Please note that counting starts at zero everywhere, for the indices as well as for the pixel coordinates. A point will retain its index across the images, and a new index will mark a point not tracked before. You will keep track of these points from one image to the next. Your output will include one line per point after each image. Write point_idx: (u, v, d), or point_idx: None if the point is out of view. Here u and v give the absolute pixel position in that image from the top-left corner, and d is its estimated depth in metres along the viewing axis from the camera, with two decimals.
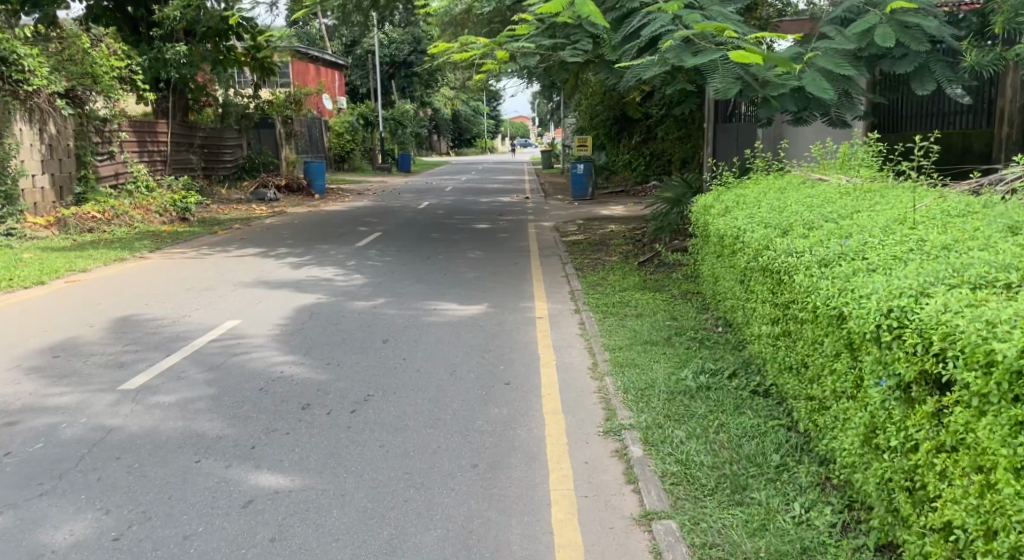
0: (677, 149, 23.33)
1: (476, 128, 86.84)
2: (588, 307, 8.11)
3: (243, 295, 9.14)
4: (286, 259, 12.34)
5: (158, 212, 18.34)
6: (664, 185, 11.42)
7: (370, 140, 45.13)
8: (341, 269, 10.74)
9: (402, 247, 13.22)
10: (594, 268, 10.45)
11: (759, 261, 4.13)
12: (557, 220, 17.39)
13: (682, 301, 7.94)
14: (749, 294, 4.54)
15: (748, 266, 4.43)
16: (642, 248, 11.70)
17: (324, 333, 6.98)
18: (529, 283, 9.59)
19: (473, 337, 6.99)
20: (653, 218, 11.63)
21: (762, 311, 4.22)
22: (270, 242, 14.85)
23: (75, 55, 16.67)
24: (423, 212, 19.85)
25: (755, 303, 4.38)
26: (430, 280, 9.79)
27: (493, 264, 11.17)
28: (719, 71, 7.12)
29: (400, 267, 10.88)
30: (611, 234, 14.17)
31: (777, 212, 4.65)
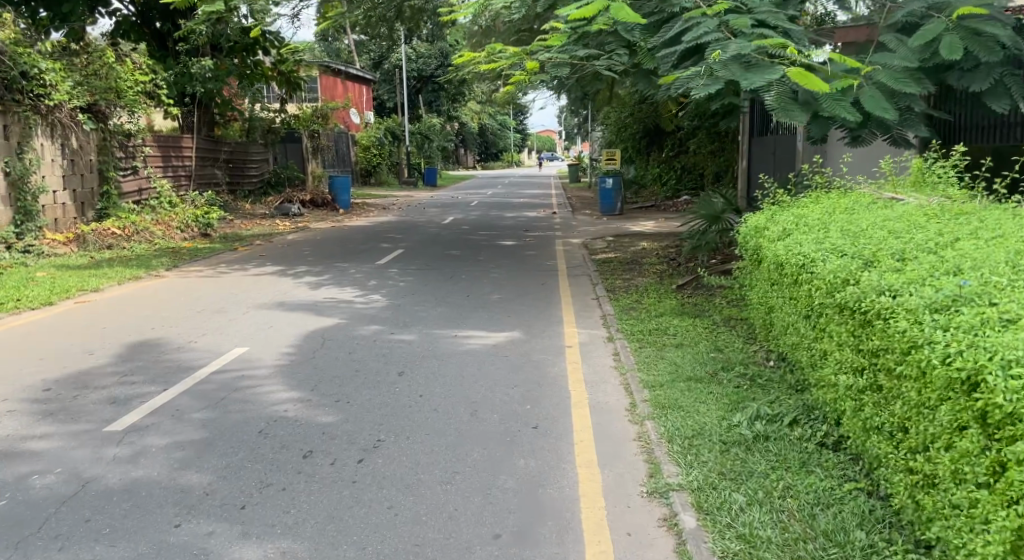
0: (710, 163, 22.69)
1: (503, 142, 86.55)
2: (622, 335, 7.45)
3: (264, 313, 8.55)
4: (305, 278, 11.80)
5: (179, 228, 17.73)
6: (701, 201, 10.76)
7: (396, 154, 44.81)
8: (359, 289, 10.18)
9: (425, 265, 12.68)
10: (627, 290, 9.80)
11: (835, 297, 3.49)
12: (586, 236, 16.74)
13: (725, 330, 7.26)
14: (818, 333, 3.90)
15: (818, 301, 3.79)
16: (677, 268, 11.03)
17: (335, 363, 6.40)
18: (558, 307, 8.97)
19: (497, 368, 6.39)
20: (689, 236, 10.96)
21: (836, 355, 3.59)
22: (290, 259, 14.35)
23: (100, 70, 16.35)
24: (448, 228, 19.30)
25: (826, 345, 3.75)
26: (453, 302, 9.21)
27: (519, 284, 10.57)
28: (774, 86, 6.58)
29: (422, 288, 10.31)
30: (643, 252, 13.52)
31: (851, 237, 4.00)
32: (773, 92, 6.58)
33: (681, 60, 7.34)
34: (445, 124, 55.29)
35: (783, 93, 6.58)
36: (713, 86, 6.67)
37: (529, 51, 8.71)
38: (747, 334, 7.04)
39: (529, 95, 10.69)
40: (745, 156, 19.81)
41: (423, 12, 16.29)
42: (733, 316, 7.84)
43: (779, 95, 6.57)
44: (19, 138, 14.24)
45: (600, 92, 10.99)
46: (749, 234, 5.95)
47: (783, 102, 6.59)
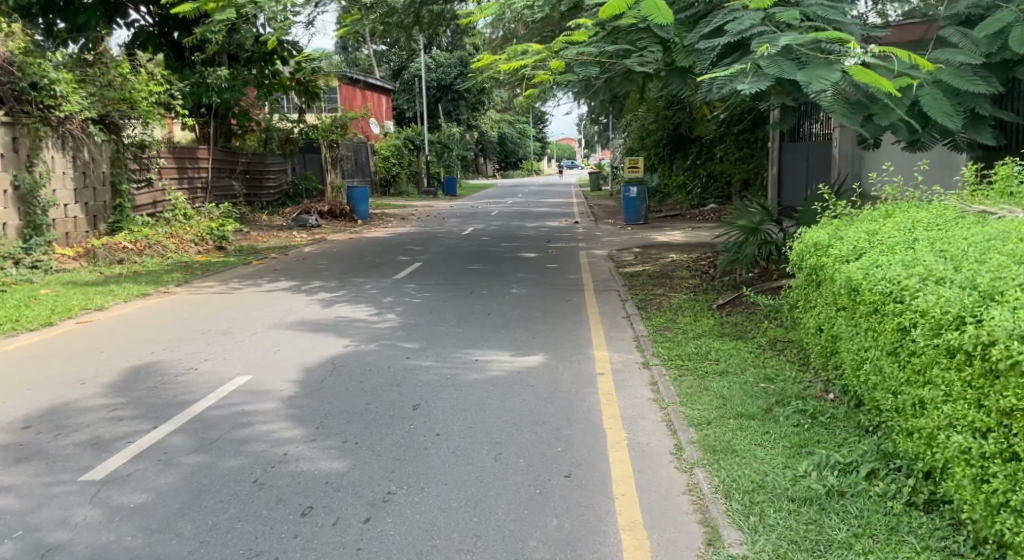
0: (738, 171, 22.04)
1: (522, 151, 86.02)
2: (658, 360, 6.81)
3: (275, 333, 7.98)
4: (318, 295, 11.25)
5: (193, 242, 17.02)
6: (737, 212, 10.12)
7: (414, 163, 44.34)
8: (375, 307, 9.61)
9: (444, 280, 12.10)
10: (660, 308, 9.15)
11: (973, 349, 2.94)
12: (612, 248, 16.08)
13: (774, 357, 6.62)
14: (918, 378, 3.29)
15: (928, 344, 3.22)
16: (713, 284, 10.34)
17: (343, 395, 5.79)
18: (587, 327, 8.36)
19: (523, 400, 5.78)
20: (725, 250, 10.29)
21: (956, 414, 3.02)
22: (305, 274, 13.80)
23: (113, 81, 15.90)
24: (468, 239, 18.71)
25: (935, 398, 3.17)
26: (474, 322, 8.59)
27: (545, 301, 9.94)
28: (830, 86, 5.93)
29: (440, 306, 9.72)
30: (672, 265, 12.86)
31: (963, 271, 3.45)
32: (828, 95, 5.89)
33: (721, 56, 6.77)
34: (464, 134, 54.82)
35: (839, 94, 5.91)
36: (760, 83, 6.03)
37: (553, 48, 8.14)
38: (798, 361, 6.40)
39: (555, 101, 10.09)
40: (775, 163, 19.56)
41: (442, 18, 15.76)
42: (782, 339, 7.18)
43: (834, 97, 5.90)
44: (29, 150, 13.80)
45: (629, 96, 10.36)
46: (809, 253, 5.35)
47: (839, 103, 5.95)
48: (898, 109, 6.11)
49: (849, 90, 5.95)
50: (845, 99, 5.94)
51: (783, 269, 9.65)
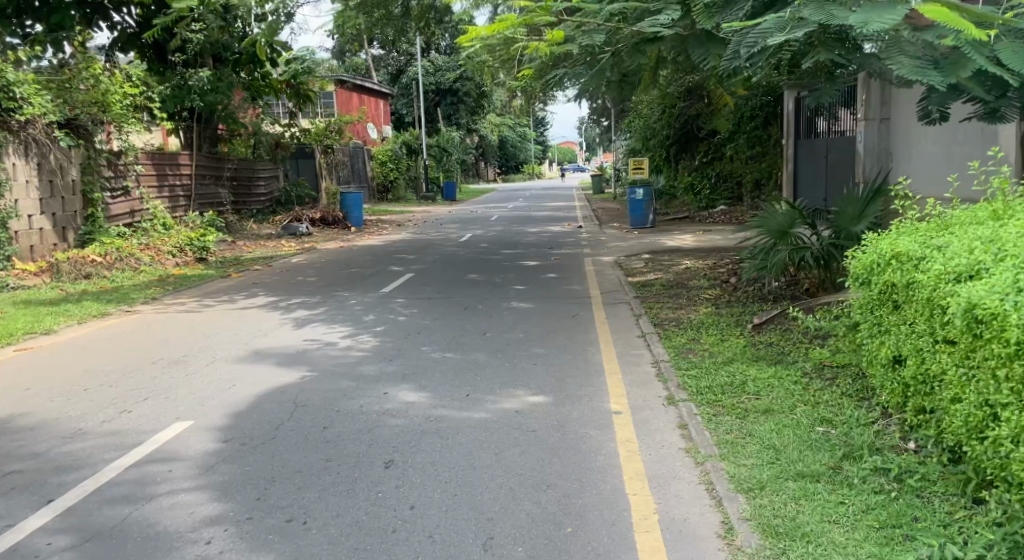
0: (749, 171, 20.96)
1: (523, 154, 84.81)
2: (686, 393, 5.71)
3: (234, 367, 6.79)
4: (295, 313, 10.12)
5: (170, 253, 15.64)
6: (764, 216, 9.02)
7: (412, 168, 43.16)
8: (355, 330, 8.47)
9: (436, 294, 11.00)
10: (682, 327, 7.98)
11: None
12: (619, 254, 14.93)
13: (827, 390, 5.54)
14: None
15: None
16: (739, 297, 9.19)
17: (298, 448, 4.69)
18: (600, 348, 7.29)
19: (524, 451, 4.68)
20: (750, 256, 9.18)
21: None
22: (286, 288, 12.63)
23: (84, 83, 14.72)
24: (466, 246, 17.58)
25: None
26: (468, 346, 7.43)
27: (549, 319, 8.79)
28: (889, 43, 5.18)
29: (429, 325, 8.58)
30: (688, 272, 11.70)
31: None
32: (889, 45, 5.18)
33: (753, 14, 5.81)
34: (463, 137, 53.66)
35: (900, 44, 5.17)
36: (801, 32, 4.99)
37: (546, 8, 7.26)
38: (859, 400, 5.27)
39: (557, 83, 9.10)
40: (790, 160, 18.51)
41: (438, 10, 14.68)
42: (829, 363, 6.12)
43: (897, 52, 5.14)
44: None
45: (639, 79, 9.27)
46: (887, 268, 4.26)
47: (903, 59, 5.11)
48: (976, 62, 5.08)
49: (913, 42, 5.17)
50: (910, 53, 5.13)
51: (823, 276, 8.58)
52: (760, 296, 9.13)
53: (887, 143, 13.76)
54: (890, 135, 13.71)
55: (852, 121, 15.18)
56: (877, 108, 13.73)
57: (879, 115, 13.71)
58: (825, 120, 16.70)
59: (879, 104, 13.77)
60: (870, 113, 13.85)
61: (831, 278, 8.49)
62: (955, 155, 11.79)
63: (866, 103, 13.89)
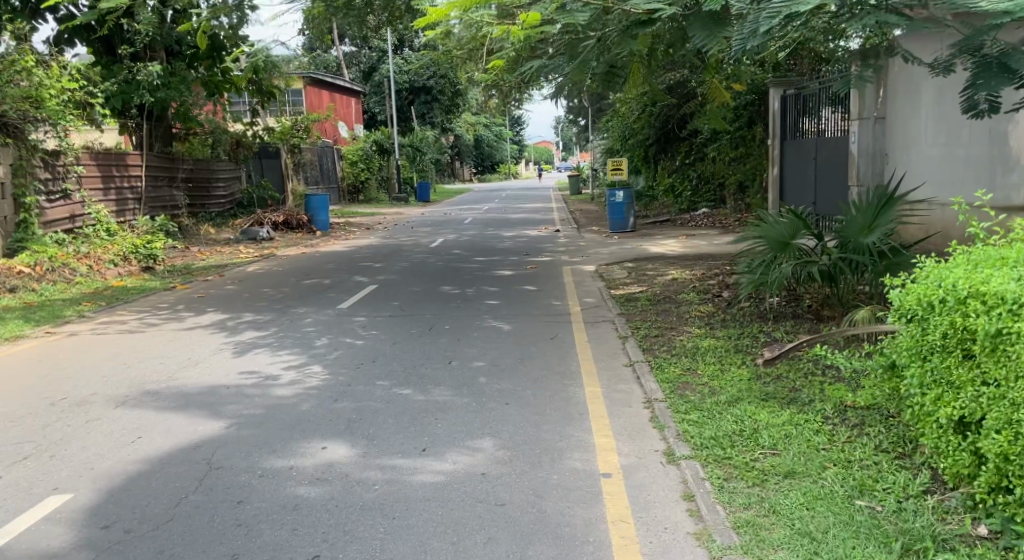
0: (732, 172, 20.16)
1: (499, 153, 83.67)
2: (689, 445, 4.77)
3: (148, 419, 5.71)
4: (237, 335, 9.06)
5: (112, 262, 14.46)
6: (765, 223, 8.10)
7: (385, 168, 41.91)
8: (302, 359, 7.41)
9: (399, 309, 10.00)
10: (675, 354, 7.02)
11: None
12: (600, 262, 13.97)
13: (854, 441, 4.65)
14: None
15: None
16: (737, 316, 8.26)
17: (201, 542, 3.70)
18: (581, 379, 6.37)
19: (490, 540, 3.70)
20: (748, 270, 8.24)
21: None
22: (235, 302, 11.52)
23: (15, 77, 13.50)
24: (437, 253, 16.52)
25: None
26: (430, 383, 6.41)
27: (524, 342, 7.79)
28: None
29: (388, 353, 7.54)
30: (674, 284, 10.79)
31: None
32: None
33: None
34: (438, 137, 52.44)
35: None
36: None
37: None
38: (899, 458, 4.35)
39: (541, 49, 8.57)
40: (776, 163, 17.64)
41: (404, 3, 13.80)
42: (848, 405, 5.25)
43: None
44: None
45: (617, 72, 8.46)
46: (992, 326, 3.34)
47: None
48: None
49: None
50: None
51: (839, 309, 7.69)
52: (760, 315, 8.21)
53: (881, 145, 12.87)
54: (884, 136, 12.79)
55: (844, 121, 14.35)
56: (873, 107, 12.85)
57: (873, 114, 12.78)
58: (815, 120, 15.82)
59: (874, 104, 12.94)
60: (864, 114, 12.92)
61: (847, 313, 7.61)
62: (959, 158, 10.93)
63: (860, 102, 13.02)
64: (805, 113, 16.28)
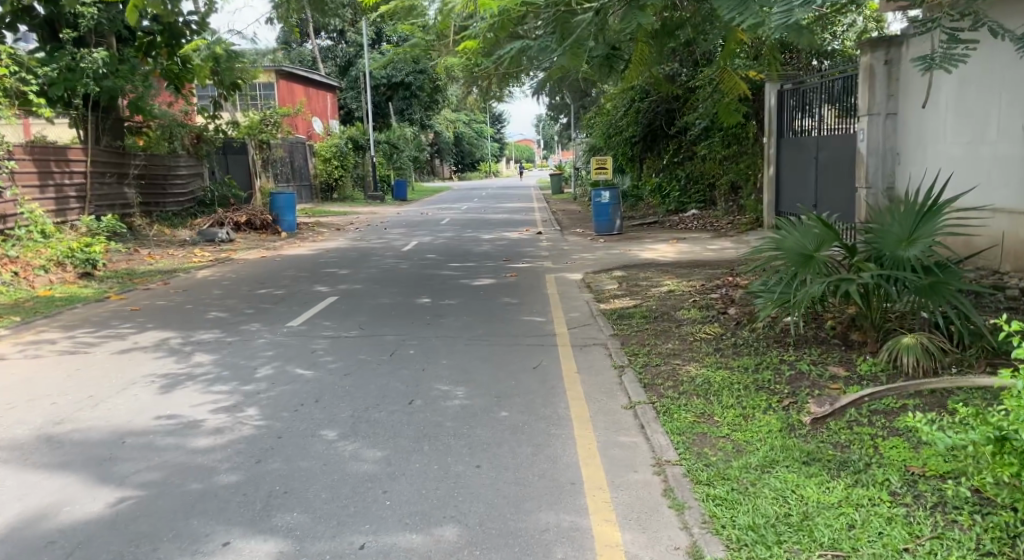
0: (722, 171, 19.04)
1: (480, 152, 82.22)
2: (723, 539, 3.61)
3: (10, 489, 4.42)
4: (163, 359, 7.79)
5: (43, 268, 13.19)
6: (786, 234, 6.96)
7: (361, 165, 40.45)
8: (235, 398, 6.11)
9: (358, 327, 8.75)
10: (683, 392, 5.82)
11: None
12: (586, 269, 12.73)
13: (941, 532, 3.51)
14: None
15: None
16: (753, 341, 7.05)
17: None
18: (570, 428, 5.15)
19: None
20: (765, 290, 7.07)
21: None
22: (175, 314, 10.24)
23: None
24: (409, 257, 15.23)
25: None
26: (383, 434, 5.13)
27: (501, 374, 6.53)
28: None
29: (340, 390, 6.24)
30: (671, 297, 9.61)
31: None
32: None
33: None
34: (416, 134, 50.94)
35: None
36: None
37: None
38: None
39: (528, 28, 7.53)
40: (772, 162, 16.51)
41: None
42: (915, 471, 4.09)
43: None
44: None
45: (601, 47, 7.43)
46: None
47: None
48: None
49: None
50: None
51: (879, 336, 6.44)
52: (779, 340, 7.00)
53: (894, 143, 11.57)
54: (897, 133, 11.52)
55: (848, 117, 13.29)
56: (884, 100, 11.53)
57: (885, 109, 11.53)
58: (814, 117, 14.72)
59: (883, 96, 11.57)
60: (874, 108, 11.62)
61: (886, 343, 6.36)
62: (985, 158, 9.49)
63: (868, 94, 11.65)
64: (802, 109, 15.21)
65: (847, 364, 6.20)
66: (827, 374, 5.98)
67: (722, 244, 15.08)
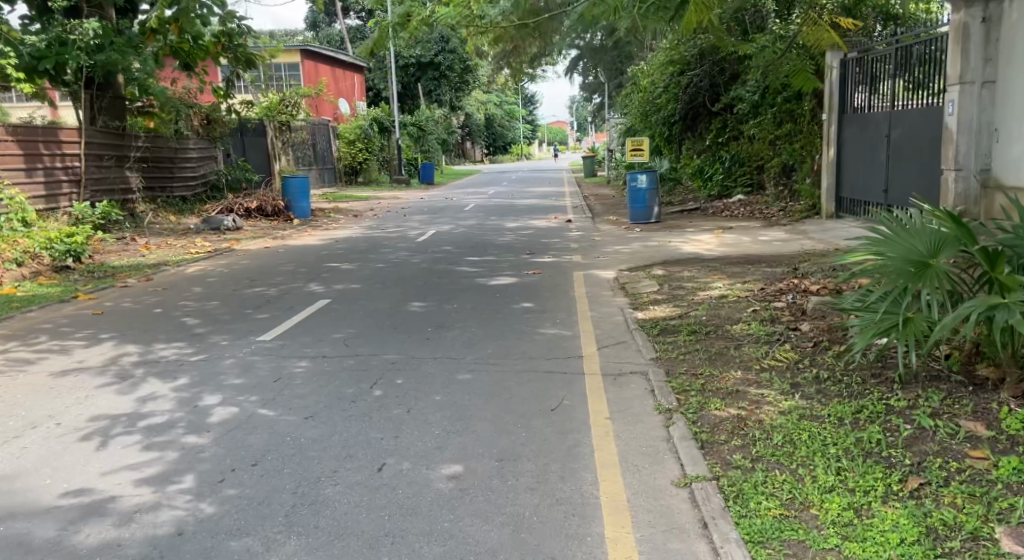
0: (772, 152, 17.16)
1: (511, 134, 80.30)
2: None
3: None
4: (96, 381, 6.27)
5: (14, 260, 11.85)
6: (895, 239, 5.24)
7: (386, 148, 38.89)
8: (164, 459, 4.54)
9: (343, 342, 7.16)
10: (758, 462, 4.15)
11: None
12: (621, 265, 11.03)
13: None
14: None
15: None
16: (843, 376, 5.35)
17: None
18: (602, 528, 3.58)
19: None
20: (862, 307, 5.39)
21: None
22: (142, 316, 8.76)
23: None
24: (423, 249, 13.62)
25: None
26: (328, 532, 3.59)
27: (507, 422, 4.92)
28: None
29: (294, 444, 4.67)
30: (722, 305, 7.90)
31: None
32: None
33: None
34: (445, 115, 49.27)
35: None
36: None
37: None
38: None
39: None
40: (831, 143, 14.61)
41: None
42: None
43: None
44: None
45: None
46: None
47: None
48: None
49: None
50: None
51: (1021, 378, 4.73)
52: (880, 375, 5.28)
53: (990, 117, 9.70)
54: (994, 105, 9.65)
55: (931, 90, 11.37)
56: (977, 66, 9.69)
57: (980, 77, 9.70)
58: (885, 91, 12.80)
59: (977, 60, 9.69)
60: (967, 77, 9.83)
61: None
62: None
63: (959, 59, 9.80)
64: (870, 82, 13.32)
65: (984, 415, 4.50)
66: (962, 433, 4.28)
67: (777, 236, 13.24)
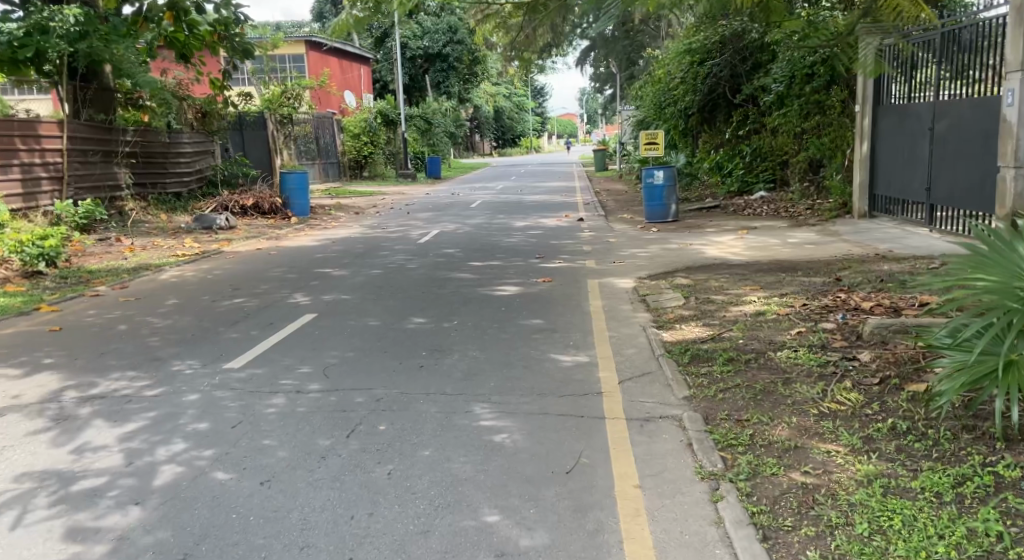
0: (797, 146, 16.08)
1: (519, 126, 79.15)
2: None
3: None
4: (29, 423, 5.29)
5: None
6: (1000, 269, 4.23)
7: (392, 141, 37.90)
8: (78, 552, 3.55)
9: (324, 372, 6.15)
10: None
11: None
12: (640, 273, 10.01)
13: None
14: None
15: None
16: (928, 430, 4.31)
17: None
18: None
19: None
20: (951, 346, 4.34)
21: None
22: (106, 333, 7.77)
23: None
24: (425, 252, 12.61)
25: None
26: None
27: (511, 492, 3.92)
28: None
29: (242, 526, 3.69)
30: (760, 324, 6.87)
31: None
32: None
33: None
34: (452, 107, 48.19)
35: None
36: None
37: None
38: None
39: None
40: (864, 136, 13.48)
41: None
42: None
43: None
44: None
45: None
46: None
47: None
48: None
49: None
50: None
51: None
52: (974, 429, 4.25)
53: None
54: None
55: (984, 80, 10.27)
56: None
57: None
58: (926, 81, 11.67)
59: None
60: None
61: None
62: None
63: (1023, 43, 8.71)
64: (909, 70, 12.18)
65: None
66: None
67: (808, 238, 12.17)
